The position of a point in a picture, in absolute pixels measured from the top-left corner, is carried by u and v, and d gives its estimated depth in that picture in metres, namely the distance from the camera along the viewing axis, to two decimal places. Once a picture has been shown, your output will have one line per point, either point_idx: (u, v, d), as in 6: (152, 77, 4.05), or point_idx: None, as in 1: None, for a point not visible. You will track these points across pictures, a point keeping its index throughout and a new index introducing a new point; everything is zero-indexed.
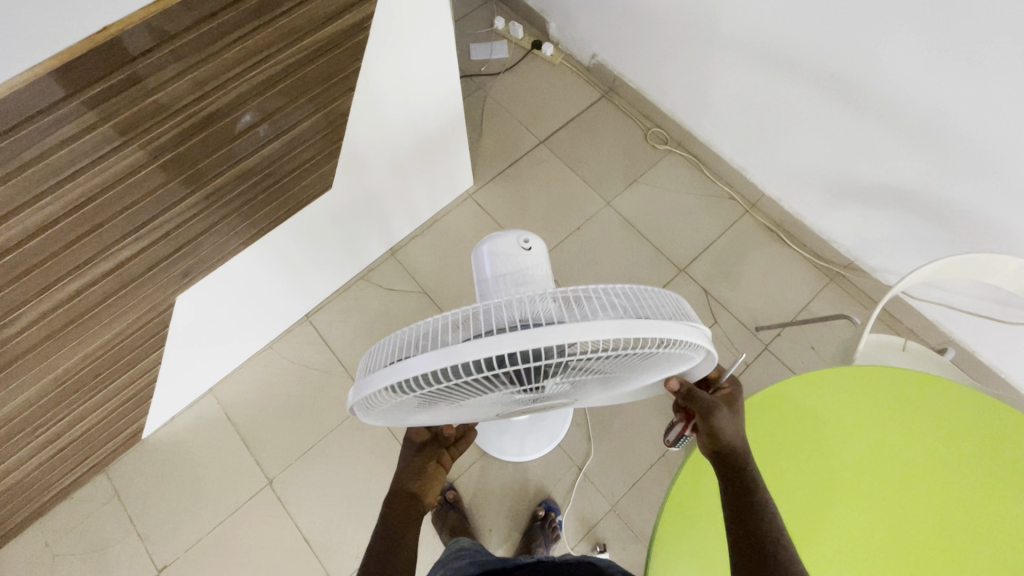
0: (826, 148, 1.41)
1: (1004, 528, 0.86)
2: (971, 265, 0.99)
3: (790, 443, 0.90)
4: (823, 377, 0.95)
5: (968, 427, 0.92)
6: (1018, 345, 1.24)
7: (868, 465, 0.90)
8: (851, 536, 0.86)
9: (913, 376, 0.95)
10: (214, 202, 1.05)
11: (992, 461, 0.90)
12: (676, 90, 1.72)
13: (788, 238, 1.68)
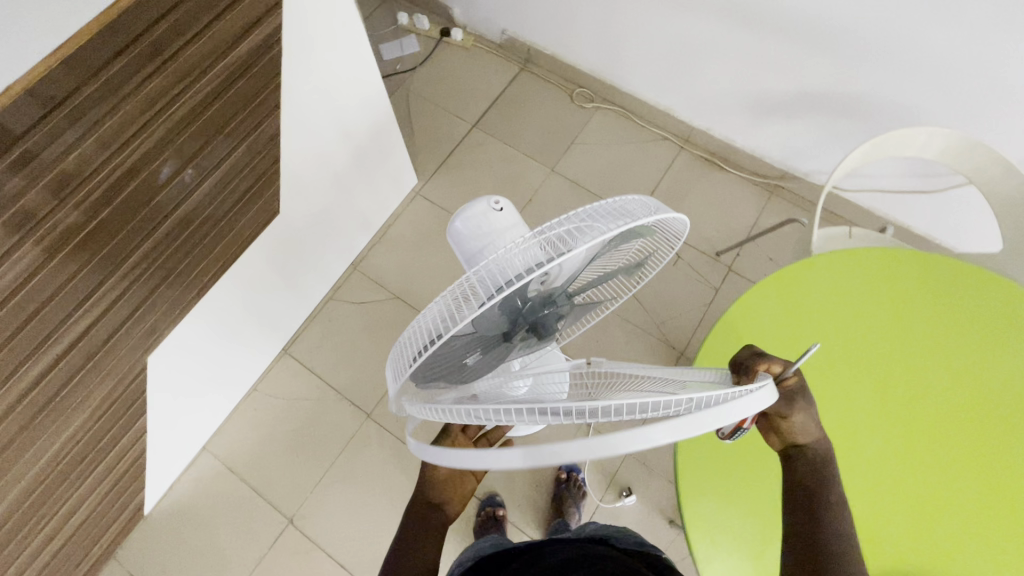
0: (740, 71, 1.49)
1: (969, 366, 0.95)
2: (891, 145, 1.07)
3: (779, 328, 0.97)
4: (798, 267, 1.02)
5: (925, 286, 1.01)
6: (943, 209, 1.37)
7: (847, 335, 0.97)
8: (841, 400, 0.94)
9: (871, 252, 1.03)
10: (154, 261, 1.00)
11: (950, 312, 0.99)
12: (590, 47, 1.76)
13: (725, 164, 1.77)
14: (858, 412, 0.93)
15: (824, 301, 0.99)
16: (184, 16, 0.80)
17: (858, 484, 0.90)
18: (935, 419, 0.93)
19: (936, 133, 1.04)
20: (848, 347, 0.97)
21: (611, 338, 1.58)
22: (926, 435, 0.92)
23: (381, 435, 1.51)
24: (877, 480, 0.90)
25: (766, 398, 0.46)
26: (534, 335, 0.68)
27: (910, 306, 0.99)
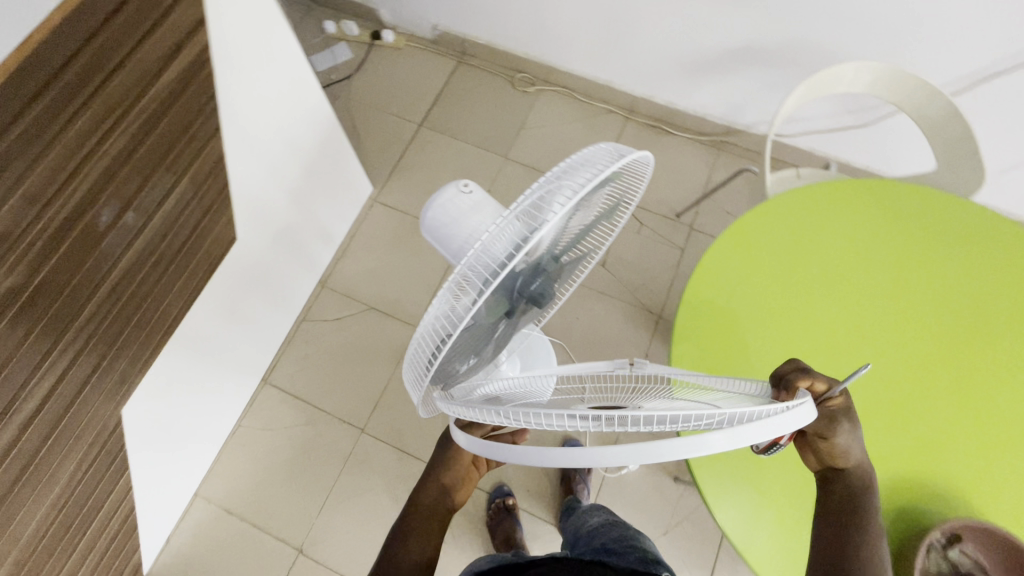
0: (671, 34, 1.53)
1: (941, 279, 0.98)
2: (824, 85, 1.13)
3: (755, 273, 0.97)
4: (764, 210, 1.03)
5: (884, 210, 1.03)
6: (878, 140, 1.45)
7: (822, 267, 0.98)
8: (829, 332, 0.94)
9: (829, 187, 1.05)
10: (109, 313, 0.92)
11: (913, 230, 1.01)
12: (523, 31, 1.77)
13: (671, 128, 1.82)
14: (848, 343, 0.93)
15: (805, 228, 1.01)
16: (105, 43, 0.73)
17: (855, 401, 0.90)
18: (921, 336, 0.94)
19: (863, 67, 1.10)
20: (832, 270, 0.98)
21: (591, 313, 1.61)
22: (915, 353, 0.93)
23: (378, 448, 1.48)
24: (879, 404, 0.90)
25: (803, 416, 0.48)
26: (534, 301, 0.70)
27: (891, 230, 1.01)
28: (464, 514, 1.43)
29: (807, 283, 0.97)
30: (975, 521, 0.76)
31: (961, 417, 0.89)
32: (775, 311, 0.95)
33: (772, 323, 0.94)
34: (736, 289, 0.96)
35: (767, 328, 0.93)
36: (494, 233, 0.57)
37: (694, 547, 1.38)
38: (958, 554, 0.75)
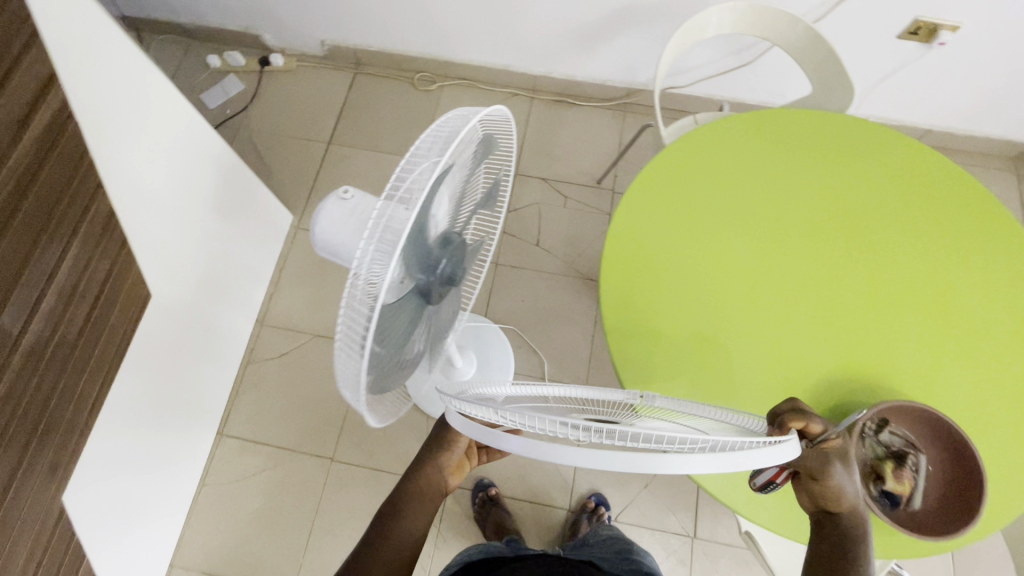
0: (553, 9, 1.55)
1: (846, 191, 0.99)
2: (694, 32, 1.16)
3: (672, 224, 0.96)
4: (665, 161, 1.01)
5: (779, 137, 1.03)
6: (762, 74, 1.53)
7: (735, 204, 0.97)
8: (757, 265, 0.93)
9: (723, 126, 1.05)
10: (18, 401, 0.85)
11: (808, 151, 1.02)
12: (411, 30, 1.76)
13: (575, 99, 1.86)
14: (776, 272, 0.93)
15: (696, 164, 1.01)
16: None
17: (796, 327, 0.89)
18: (822, 247, 0.94)
19: (724, 9, 1.14)
20: (728, 201, 0.98)
21: (535, 292, 1.63)
22: (840, 266, 0.93)
23: (352, 472, 1.45)
24: (820, 325, 0.89)
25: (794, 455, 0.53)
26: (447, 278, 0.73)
27: (787, 154, 1.02)
28: (451, 517, 1.42)
29: (706, 219, 0.96)
30: (895, 401, 0.81)
31: (871, 318, 0.90)
32: (699, 257, 0.93)
33: (700, 269, 0.93)
34: (657, 243, 0.94)
35: (676, 271, 0.92)
36: (377, 228, 0.56)
37: (676, 492, 1.43)
38: (889, 436, 0.81)
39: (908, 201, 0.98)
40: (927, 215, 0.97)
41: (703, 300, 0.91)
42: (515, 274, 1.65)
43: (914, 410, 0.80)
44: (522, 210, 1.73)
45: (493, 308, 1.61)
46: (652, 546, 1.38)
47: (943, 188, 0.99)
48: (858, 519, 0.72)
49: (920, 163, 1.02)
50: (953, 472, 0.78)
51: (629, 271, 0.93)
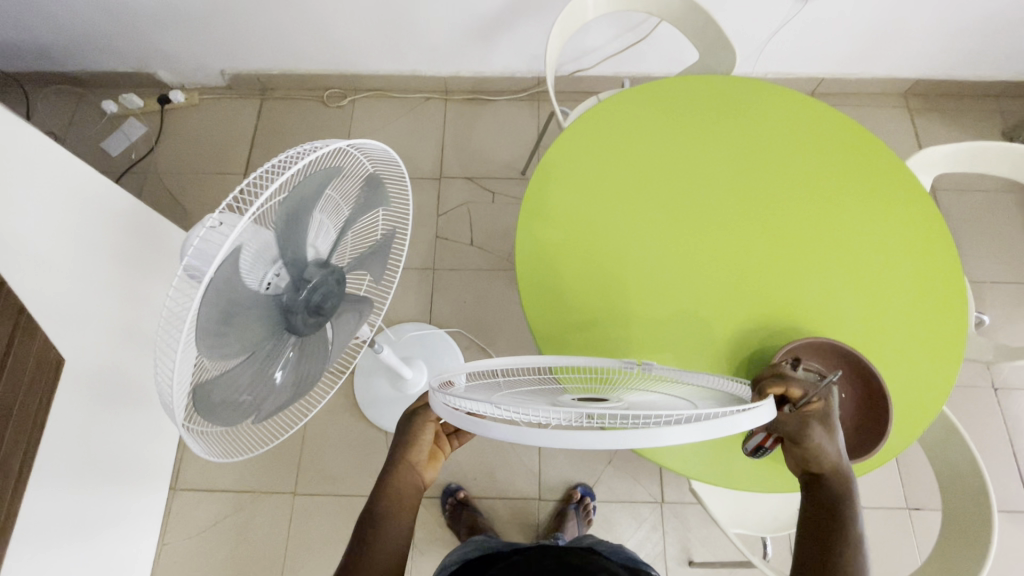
0: (446, 9, 1.56)
1: (750, 145, 1.02)
2: (574, 17, 1.17)
3: (590, 203, 0.98)
4: (572, 142, 1.03)
5: (679, 103, 1.06)
6: (659, 47, 1.58)
7: (647, 175, 1.00)
8: (677, 229, 0.96)
9: (622, 100, 1.07)
10: None
11: (708, 113, 1.05)
12: (310, 47, 1.74)
13: (488, 95, 1.87)
14: (696, 233, 0.96)
15: (598, 142, 1.03)
16: None
17: (721, 283, 0.93)
18: (726, 204, 0.98)
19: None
20: (632, 173, 1.00)
21: (476, 291, 1.63)
22: (754, 219, 0.97)
23: (317, 502, 1.42)
24: (741, 277, 0.93)
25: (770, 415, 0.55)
26: (312, 313, 0.70)
27: (688, 118, 1.05)
28: (425, 528, 1.41)
29: (614, 194, 0.98)
30: (803, 337, 0.85)
31: (779, 263, 0.94)
32: (620, 230, 0.96)
33: (622, 242, 0.95)
34: (577, 223, 0.96)
35: (592, 248, 0.94)
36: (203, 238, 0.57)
37: (640, 461, 1.46)
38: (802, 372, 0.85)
39: (800, 146, 1.02)
40: (818, 156, 1.01)
41: (629, 269, 0.93)
42: (454, 276, 1.65)
43: (821, 344, 0.84)
44: (452, 211, 1.73)
45: (437, 313, 1.61)
46: (625, 518, 1.41)
47: (829, 128, 1.04)
48: (849, 482, 0.71)
49: (806, 107, 1.06)
50: (863, 397, 0.83)
51: (547, 255, 0.94)
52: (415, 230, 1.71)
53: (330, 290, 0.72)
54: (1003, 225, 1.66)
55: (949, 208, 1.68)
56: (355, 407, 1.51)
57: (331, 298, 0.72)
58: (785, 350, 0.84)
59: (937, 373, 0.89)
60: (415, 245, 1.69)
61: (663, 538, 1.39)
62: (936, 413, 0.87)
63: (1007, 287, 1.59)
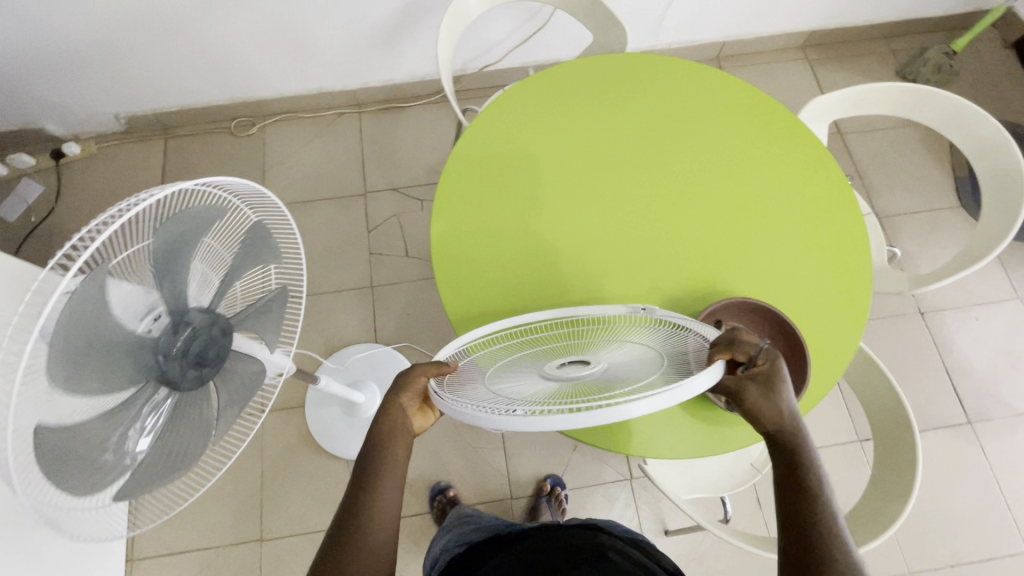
0: (340, 20, 1.52)
1: (657, 115, 1.04)
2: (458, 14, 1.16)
3: (509, 192, 0.97)
4: (481, 136, 1.02)
5: (582, 84, 1.07)
6: (560, 32, 1.58)
7: (562, 157, 1.00)
8: (600, 206, 0.97)
9: (527, 87, 1.06)
10: None
11: (612, 90, 1.06)
12: (207, 77, 1.66)
13: (402, 102, 1.84)
14: (618, 206, 0.97)
15: (505, 129, 1.03)
16: None
17: (649, 252, 0.94)
18: (637, 173, 0.99)
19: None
20: (542, 155, 1.00)
21: (418, 302, 1.61)
22: (671, 186, 0.98)
23: (287, 544, 1.38)
24: (665, 244, 0.95)
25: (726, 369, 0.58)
26: (194, 365, 0.68)
27: (594, 96, 1.06)
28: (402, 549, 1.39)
29: (526, 178, 0.98)
30: (722, 301, 0.87)
31: (691, 223, 0.96)
32: (544, 214, 0.96)
33: (547, 226, 0.95)
34: (497, 214, 0.96)
35: (511, 240, 0.94)
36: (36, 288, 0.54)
37: None
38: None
39: (701, 109, 1.05)
40: (718, 117, 1.04)
41: (559, 253, 0.93)
42: (393, 290, 1.62)
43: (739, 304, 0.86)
44: (382, 225, 1.70)
45: (381, 331, 1.58)
46: (598, 500, 1.42)
47: (725, 88, 1.07)
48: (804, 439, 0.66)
49: (702, 71, 1.08)
50: (783, 348, 0.85)
51: (466, 250, 0.94)
52: (346, 250, 1.67)
53: (210, 339, 0.70)
54: (907, 159, 1.75)
55: (857, 150, 1.75)
56: (311, 441, 1.46)
57: (214, 347, 0.70)
58: (707, 316, 0.86)
59: (851, 312, 0.93)
60: (349, 265, 1.65)
61: (637, 513, 1.41)
62: (852, 350, 0.91)
63: (918, 216, 1.68)
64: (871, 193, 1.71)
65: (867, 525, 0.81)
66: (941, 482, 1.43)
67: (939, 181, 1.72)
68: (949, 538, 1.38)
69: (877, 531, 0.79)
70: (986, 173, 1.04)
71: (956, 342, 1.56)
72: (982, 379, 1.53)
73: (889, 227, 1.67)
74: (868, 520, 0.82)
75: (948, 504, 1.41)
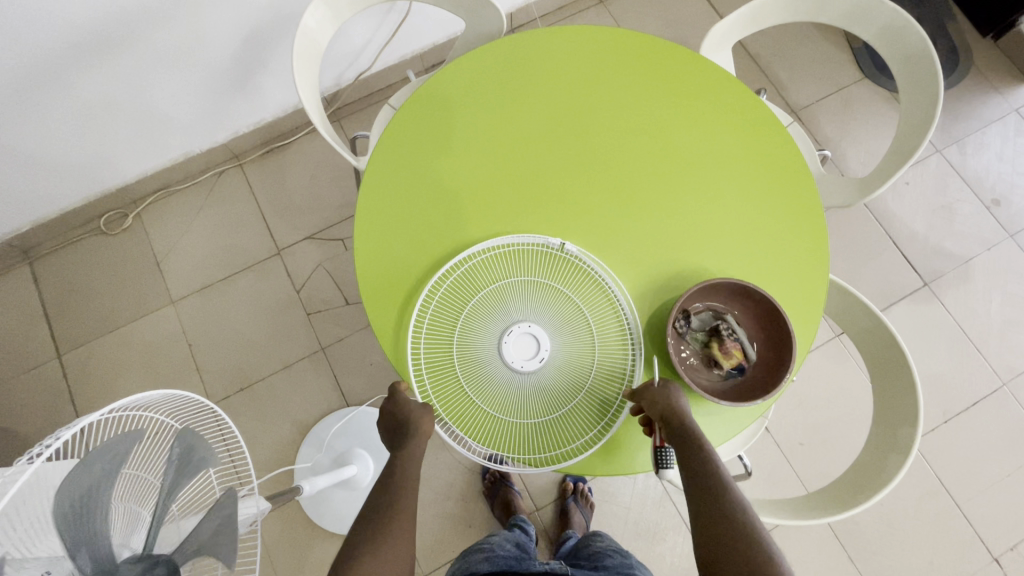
0: (179, 73, 1.31)
1: (574, 83, 0.95)
2: (304, 45, 1.02)
3: (432, 208, 0.90)
4: (389, 149, 0.92)
5: (489, 65, 0.96)
6: (425, 18, 1.42)
7: (480, 157, 0.92)
8: (533, 197, 0.90)
9: (430, 84, 0.95)
10: None
11: (523, 64, 0.96)
12: (50, 182, 1.42)
13: (282, 139, 1.65)
14: (551, 192, 0.91)
15: (415, 139, 0.93)
16: None
17: (596, 240, 0.89)
18: (557, 158, 0.92)
19: (314, 8, 1.01)
20: (458, 164, 0.92)
21: (378, 348, 1.50)
22: (603, 159, 0.92)
23: None
24: (608, 223, 0.90)
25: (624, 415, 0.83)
26: None
27: (505, 77, 0.96)
28: None
29: (447, 191, 0.91)
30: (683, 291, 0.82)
31: (632, 195, 0.91)
32: (475, 226, 0.89)
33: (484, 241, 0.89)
34: (426, 241, 0.89)
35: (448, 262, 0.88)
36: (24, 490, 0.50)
37: None
38: (696, 319, 0.84)
39: (616, 73, 0.96)
40: (639, 72, 0.96)
41: (501, 261, 0.87)
42: (346, 345, 1.50)
43: (699, 288, 0.81)
44: (310, 280, 1.55)
45: (349, 391, 1.47)
46: (618, 480, 1.42)
47: (639, 45, 0.97)
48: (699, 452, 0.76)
49: (612, 31, 0.98)
50: (755, 308, 0.83)
51: (412, 284, 0.88)
52: (282, 319, 1.52)
53: None
54: (805, 44, 1.72)
55: (757, 51, 1.72)
56: (319, 530, 1.37)
57: None
58: (674, 313, 0.81)
59: (811, 254, 0.90)
60: (290, 334, 1.51)
61: (659, 479, 1.41)
62: (824, 289, 0.90)
63: (830, 99, 1.68)
64: (782, 90, 1.69)
65: (889, 456, 0.81)
66: (917, 348, 1.50)
67: (839, 58, 1.71)
68: (937, 396, 1.47)
69: (899, 461, 0.79)
70: (894, 56, 1.02)
71: (896, 212, 1.60)
72: (927, 239, 1.59)
73: (807, 118, 1.66)
74: (887, 450, 0.82)
75: (927, 366, 1.49)
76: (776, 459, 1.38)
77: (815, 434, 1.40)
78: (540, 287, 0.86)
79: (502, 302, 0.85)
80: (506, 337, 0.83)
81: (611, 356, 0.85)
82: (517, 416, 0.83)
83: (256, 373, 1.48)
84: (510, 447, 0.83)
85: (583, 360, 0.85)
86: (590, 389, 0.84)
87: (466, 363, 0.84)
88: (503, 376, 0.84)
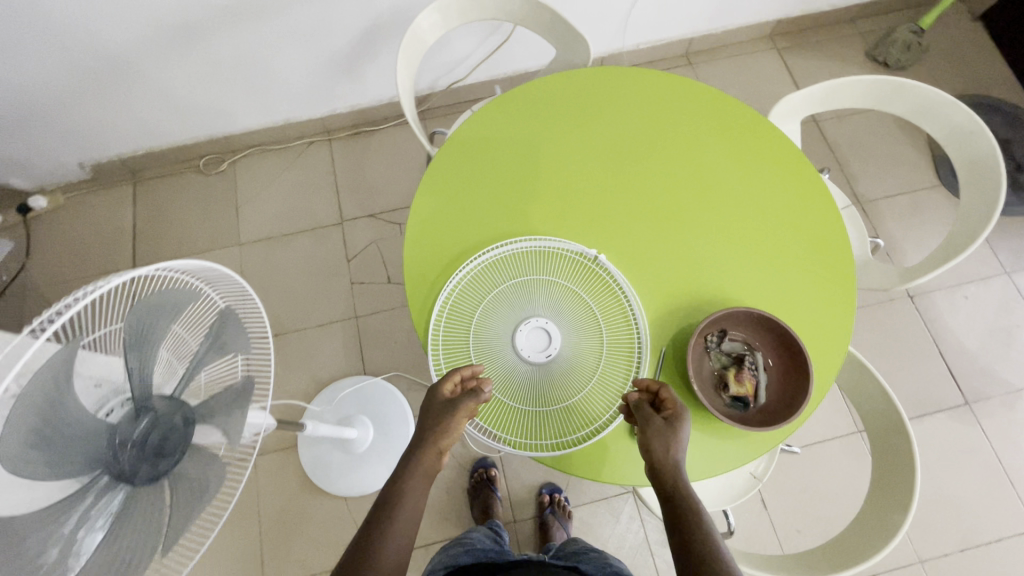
0: (302, 49, 1.49)
1: (630, 117, 1.03)
2: (412, 43, 1.15)
3: (482, 201, 0.99)
4: (455, 145, 1.03)
5: (557, 89, 1.06)
6: (522, 45, 1.56)
7: (534, 166, 1.00)
8: (575, 211, 0.97)
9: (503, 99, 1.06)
10: None
11: (588, 94, 1.05)
12: (170, 118, 1.62)
13: (372, 125, 1.81)
14: (592, 209, 0.97)
15: (479, 141, 1.03)
16: None
17: (624, 261, 0.94)
18: (603, 179, 0.99)
19: (427, 13, 1.15)
20: (514, 168, 1.00)
21: (405, 328, 1.58)
22: (646, 188, 0.98)
23: None
24: (640, 247, 0.95)
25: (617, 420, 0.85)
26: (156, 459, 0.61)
27: (569, 102, 1.05)
28: None
29: (502, 191, 0.99)
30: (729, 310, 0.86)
31: (666, 225, 0.96)
32: (517, 223, 0.97)
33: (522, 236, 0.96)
34: (469, 228, 0.97)
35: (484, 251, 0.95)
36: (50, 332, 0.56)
37: None
38: (728, 342, 0.86)
39: (671, 114, 1.03)
40: (692, 117, 1.03)
41: (534, 259, 0.94)
42: (378, 319, 1.60)
43: (743, 314, 0.85)
44: (361, 253, 1.67)
45: (369, 361, 1.55)
46: (601, 515, 1.40)
47: (702, 97, 1.04)
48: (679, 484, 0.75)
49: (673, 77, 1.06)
50: (787, 360, 0.84)
51: (448, 264, 0.96)
52: (327, 281, 1.64)
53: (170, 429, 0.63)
54: (884, 140, 1.74)
55: (833, 136, 1.74)
56: (309, 482, 1.43)
57: (175, 435, 0.63)
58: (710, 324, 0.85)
59: (831, 320, 0.92)
60: (331, 297, 1.62)
61: (642, 525, 1.39)
62: (836, 361, 0.90)
63: (899, 198, 1.67)
64: (850, 178, 1.70)
65: (874, 536, 0.79)
66: (944, 466, 1.42)
67: (916, 161, 1.71)
68: (958, 522, 1.37)
69: (884, 542, 0.77)
70: (959, 157, 1.04)
71: (948, 323, 1.55)
72: (977, 357, 1.52)
73: (871, 211, 1.66)
74: (875, 531, 0.80)
75: (952, 487, 1.40)
76: (767, 538, 1.33)
77: (813, 524, 1.34)
78: (561, 286, 0.92)
79: (524, 293, 0.92)
80: (521, 325, 0.89)
81: (616, 363, 0.89)
82: (519, 402, 0.87)
83: (292, 323, 1.60)
84: (507, 430, 0.86)
85: (589, 361, 0.89)
86: (592, 391, 0.87)
87: (480, 344, 0.90)
88: (513, 363, 0.88)
